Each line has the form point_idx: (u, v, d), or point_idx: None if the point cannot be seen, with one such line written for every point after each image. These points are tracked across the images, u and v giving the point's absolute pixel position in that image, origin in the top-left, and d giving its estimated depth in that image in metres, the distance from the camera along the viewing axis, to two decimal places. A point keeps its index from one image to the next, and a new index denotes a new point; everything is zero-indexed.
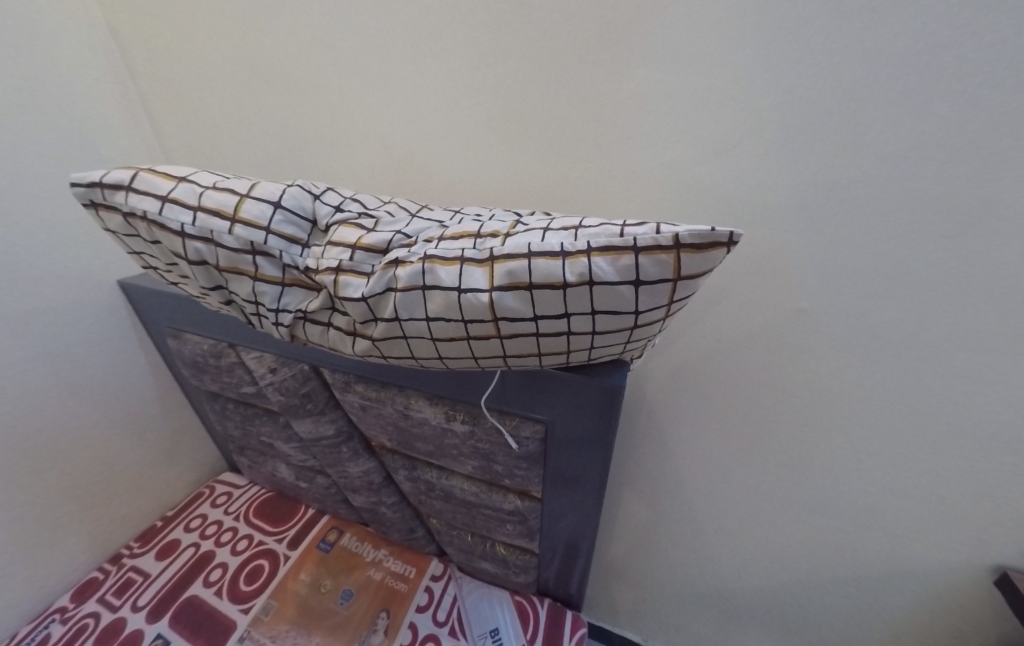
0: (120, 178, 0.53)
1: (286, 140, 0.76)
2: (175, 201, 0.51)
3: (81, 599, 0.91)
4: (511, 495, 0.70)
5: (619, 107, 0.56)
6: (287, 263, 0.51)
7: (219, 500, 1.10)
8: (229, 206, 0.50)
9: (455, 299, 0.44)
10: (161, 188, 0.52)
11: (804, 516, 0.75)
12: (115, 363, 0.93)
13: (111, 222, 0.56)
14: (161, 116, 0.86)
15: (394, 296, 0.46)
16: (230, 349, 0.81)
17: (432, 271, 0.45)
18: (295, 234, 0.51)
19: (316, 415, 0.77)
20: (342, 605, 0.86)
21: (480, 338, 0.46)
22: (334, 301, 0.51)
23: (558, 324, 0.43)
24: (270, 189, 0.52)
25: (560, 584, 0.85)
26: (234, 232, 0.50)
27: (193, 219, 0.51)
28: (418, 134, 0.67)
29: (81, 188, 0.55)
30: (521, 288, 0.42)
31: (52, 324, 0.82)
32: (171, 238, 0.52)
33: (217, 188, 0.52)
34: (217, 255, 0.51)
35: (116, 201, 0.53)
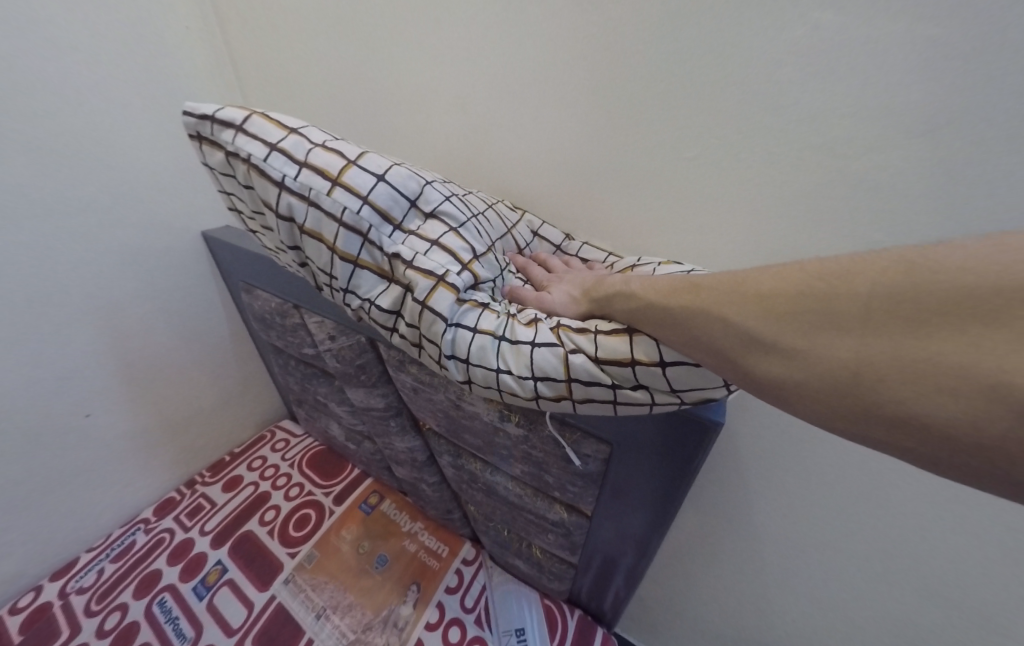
0: (233, 115, 0.50)
1: (364, 99, 0.73)
2: (282, 150, 0.48)
3: (161, 514, 1.02)
4: (557, 506, 0.66)
5: (748, 79, 0.47)
6: (372, 241, 0.47)
7: (278, 445, 1.17)
8: (335, 169, 0.47)
9: (529, 355, 0.44)
10: (272, 134, 0.49)
11: (887, 582, 0.66)
12: (200, 310, 0.99)
13: (213, 159, 0.53)
14: (247, 68, 0.86)
15: (472, 335, 0.45)
16: (295, 310, 0.82)
17: (511, 327, 0.46)
18: (390, 211, 0.48)
19: (369, 387, 0.77)
20: (377, 570, 0.89)
21: (550, 397, 0.44)
22: (410, 304, 0.47)
23: (637, 394, 0.41)
24: (379, 162, 0.49)
25: (592, 598, 0.81)
26: (334, 196, 0.46)
27: (296, 173, 0.47)
28: (503, 98, 0.61)
29: (192, 119, 0.52)
30: (595, 358, 0.41)
31: (149, 267, 0.88)
32: (268, 186, 0.49)
33: (327, 148, 0.49)
34: (308, 215, 0.48)
35: (223, 138, 0.50)
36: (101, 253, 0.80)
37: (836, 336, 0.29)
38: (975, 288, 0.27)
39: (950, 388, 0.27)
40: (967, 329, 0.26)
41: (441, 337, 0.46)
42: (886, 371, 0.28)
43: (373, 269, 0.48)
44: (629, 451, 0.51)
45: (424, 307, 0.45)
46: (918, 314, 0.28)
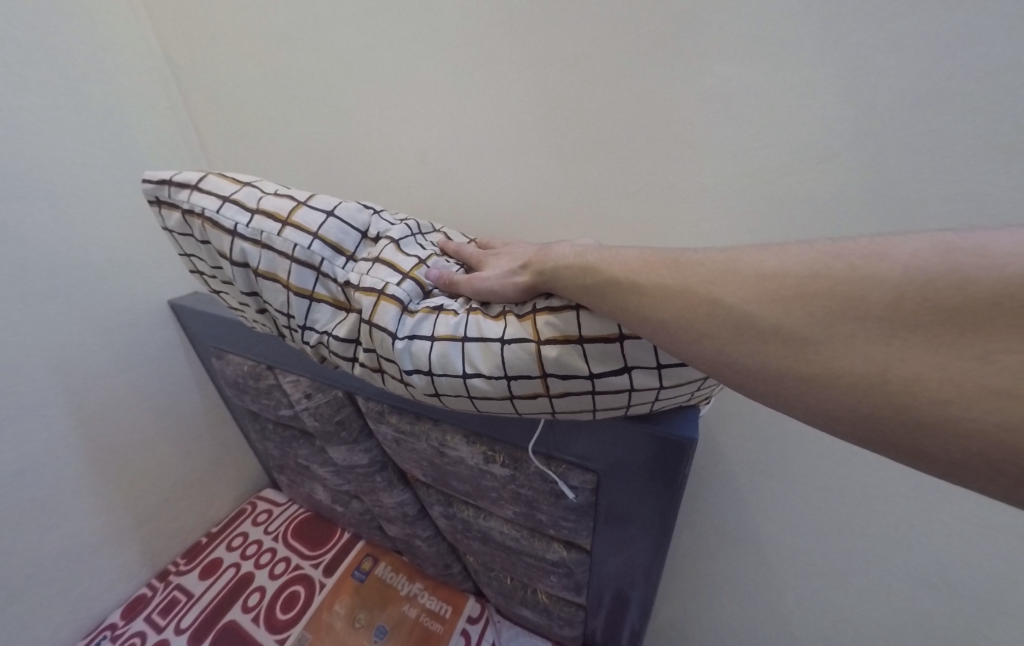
0: (189, 177, 0.51)
1: (325, 160, 0.75)
2: (235, 202, 0.49)
3: (130, 617, 0.93)
4: (556, 545, 0.62)
5: (681, 113, 0.49)
6: (326, 272, 0.47)
7: (259, 518, 1.10)
8: (284, 209, 0.48)
9: (499, 352, 0.41)
10: (225, 189, 0.50)
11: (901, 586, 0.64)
12: (166, 385, 0.95)
13: (169, 220, 0.53)
14: (210, 141, 0.88)
15: (432, 344, 0.43)
16: (269, 371, 0.79)
17: (478, 324, 0.43)
18: (342, 244, 0.48)
19: (349, 443, 0.74)
20: (376, 644, 0.82)
21: (525, 396, 0.42)
22: (363, 329, 0.45)
23: (618, 381, 0.39)
24: (328, 199, 0.50)
25: (609, 639, 0.76)
26: (283, 234, 0.47)
27: (249, 221, 0.48)
28: (455, 152, 0.64)
29: (150, 185, 0.53)
30: (572, 342, 0.39)
31: (110, 348, 0.84)
32: (223, 238, 0.49)
33: (278, 194, 0.49)
34: (261, 258, 0.48)
35: (179, 198, 0.51)
36: (56, 339, 0.76)
37: (836, 322, 0.29)
38: (938, 283, 0.27)
39: (955, 379, 0.26)
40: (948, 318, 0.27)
41: (395, 351, 0.44)
42: (887, 366, 0.28)
43: (327, 300, 0.48)
44: (619, 477, 0.49)
45: (373, 326, 0.44)
46: (891, 290, 0.28)
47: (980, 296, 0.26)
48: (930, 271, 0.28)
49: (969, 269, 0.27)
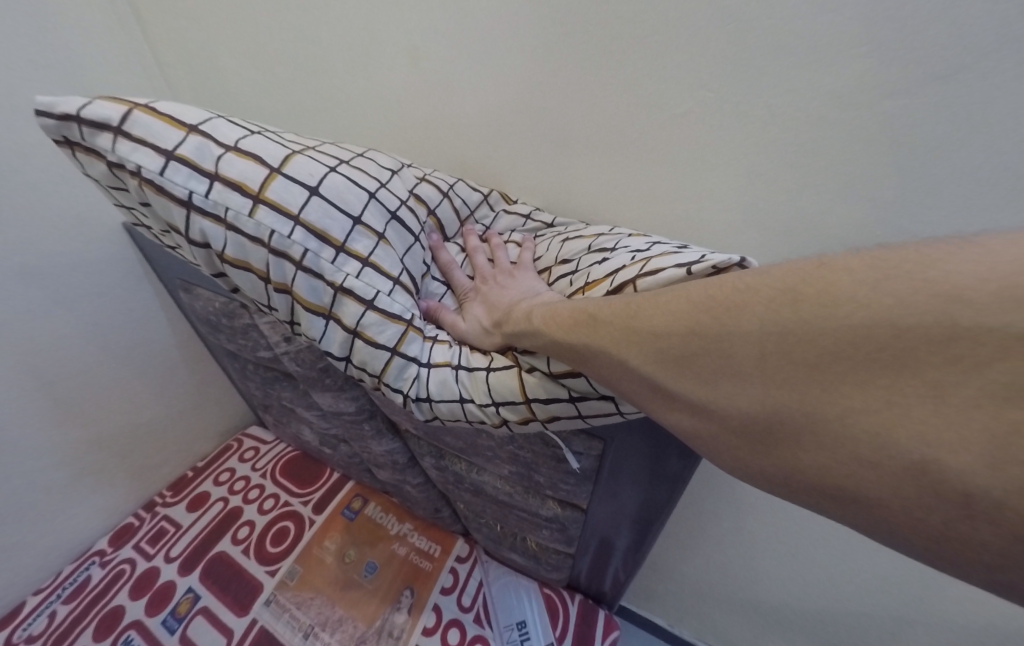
0: (107, 113, 0.39)
1: (296, 55, 0.62)
2: (182, 159, 0.39)
3: (118, 544, 0.93)
4: (551, 503, 0.61)
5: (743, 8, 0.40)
6: (311, 269, 0.41)
7: (246, 455, 1.08)
8: (253, 180, 0.39)
9: (485, 379, 0.42)
10: (166, 138, 0.39)
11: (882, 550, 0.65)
12: (133, 316, 0.87)
13: (95, 171, 0.42)
14: (156, 24, 0.73)
15: (428, 373, 0.43)
16: (244, 311, 0.72)
17: (466, 354, 0.44)
18: (328, 232, 0.41)
19: (335, 391, 0.69)
20: (365, 579, 0.84)
21: (517, 421, 0.42)
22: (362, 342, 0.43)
23: (603, 403, 0.38)
24: (308, 169, 0.42)
25: (592, 581, 0.78)
26: (255, 216, 0.39)
27: (207, 189, 0.39)
28: (459, 50, 0.53)
29: (51, 120, 0.40)
30: (548, 371, 0.39)
31: (62, 273, 0.75)
32: (172, 208, 0.40)
33: (239, 152, 0.40)
34: (228, 242, 0.41)
35: (101, 144, 0.40)
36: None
37: (718, 384, 0.28)
38: None
39: None
40: (807, 365, 0.24)
41: (410, 378, 0.43)
42: (764, 419, 0.26)
43: (316, 310, 0.43)
44: (630, 442, 0.45)
45: (396, 354, 0.43)
46: (753, 344, 0.26)
47: (835, 337, 0.23)
48: (790, 308, 0.25)
49: (819, 307, 0.24)
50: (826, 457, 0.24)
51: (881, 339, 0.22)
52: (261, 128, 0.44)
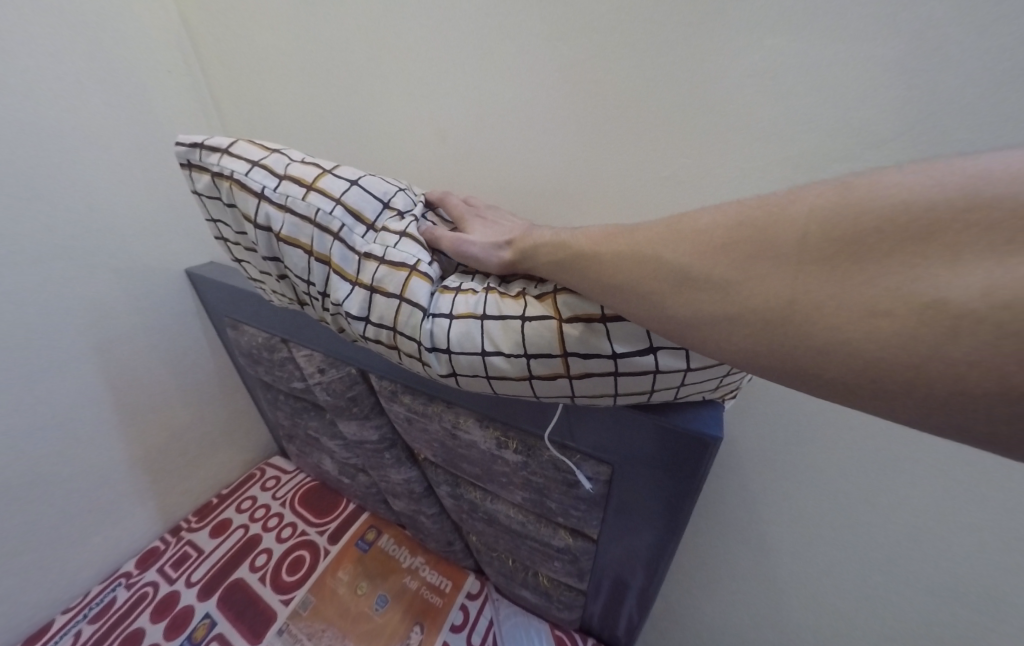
0: (219, 141, 0.52)
1: (342, 133, 0.74)
2: (263, 166, 0.49)
3: (144, 567, 0.97)
4: (561, 532, 0.64)
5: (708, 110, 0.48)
6: (343, 238, 0.47)
7: (268, 484, 1.13)
8: (310, 176, 0.49)
9: (519, 329, 0.42)
10: (254, 154, 0.50)
11: (885, 590, 0.67)
12: (183, 350, 0.97)
13: (199, 183, 0.53)
14: (228, 108, 0.87)
15: (451, 324, 0.44)
16: (283, 344, 0.80)
17: (495, 304, 0.45)
18: (361, 210, 0.48)
19: (360, 419, 0.75)
20: (377, 611, 0.85)
21: (543, 376, 0.43)
22: (384, 301, 0.46)
23: (640, 360, 0.39)
24: (353, 172, 0.51)
25: (604, 624, 0.78)
26: (307, 199, 0.47)
27: (276, 185, 0.49)
28: (480, 129, 0.62)
29: (182, 148, 0.53)
30: (593, 321, 0.40)
31: (130, 312, 0.86)
32: (248, 201, 0.49)
33: (305, 161, 0.50)
34: (285, 223, 0.48)
35: (209, 161, 0.51)
36: (79, 300, 0.77)
37: (752, 266, 0.30)
38: None
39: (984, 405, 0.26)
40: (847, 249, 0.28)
41: (420, 329, 0.45)
42: (800, 295, 0.29)
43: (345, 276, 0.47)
44: (634, 470, 0.50)
45: (404, 301, 0.45)
46: (799, 228, 0.29)
47: (873, 222, 0.27)
48: (833, 209, 0.29)
49: (872, 200, 0.28)
50: (868, 331, 0.27)
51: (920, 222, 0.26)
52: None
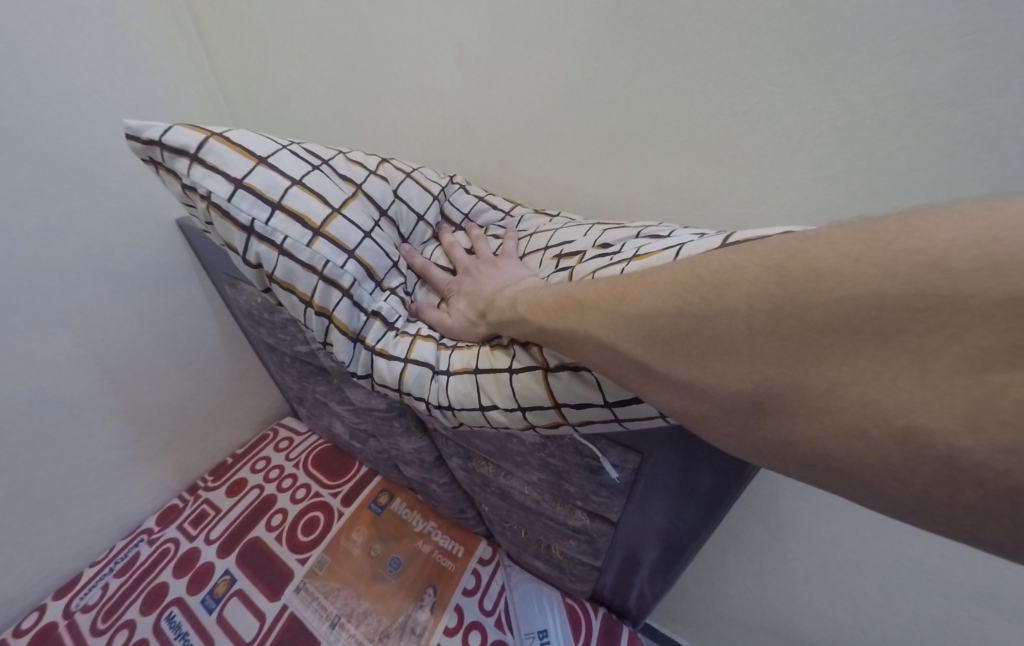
0: (187, 141, 0.43)
1: (343, 56, 0.65)
2: (250, 189, 0.43)
3: (164, 523, 0.99)
4: (579, 513, 0.59)
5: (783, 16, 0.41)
6: (354, 296, 0.46)
7: (281, 445, 1.12)
8: (315, 216, 0.45)
9: (508, 383, 0.40)
10: (237, 167, 0.43)
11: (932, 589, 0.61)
12: (184, 309, 0.92)
13: (172, 188, 0.46)
14: (211, 30, 0.76)
15: (450, 381, 0.44)
16: (283, 307, 0.74)
17: (485, 354, 0.42)
18: (374, 267, 0.48)
19: (367, 387, 0.70)
20: (390, 574, 0.85)
21: (546, 425, 0.40)
22: (389, 358, 0.46)
23: (643, 407, 0.34)
24: (361, 212, 0.48)
25: (616, 596, 0.76)
26: (313, 246, 0.44)
27: (268, 216, 0.43)
28: (505, 52, 0.55)
29: (141, 142, 0.45)
30: (579, 370, 0.36)
31: (123, 267, 0.80)
32: (233, 231, 0.44)
33: (304, 188, 0.45)
34: (281, 266, 0.44)
35: (178, 167, 0.44)
36: (66, 254, 0.72)
37: (707, 364, 0.27)
38: None
39: None
40: (789, 350, 0.24)
41: (426, 388, 0.44)
42: (756, 398, 0.26)
43: (348, 333, 0.47)
44: (668, 458, 0.43)
45: (410, 362, 0.46)
46: (740, 325, 0.26)
47: (820, 314, 0.23)
48: (779, 280, 0.25)
49: (804, 280, 0.24)
50: (827, 432, 0.24)
51: (862, 311, 0.22)
52: (322, 161, 0.48)
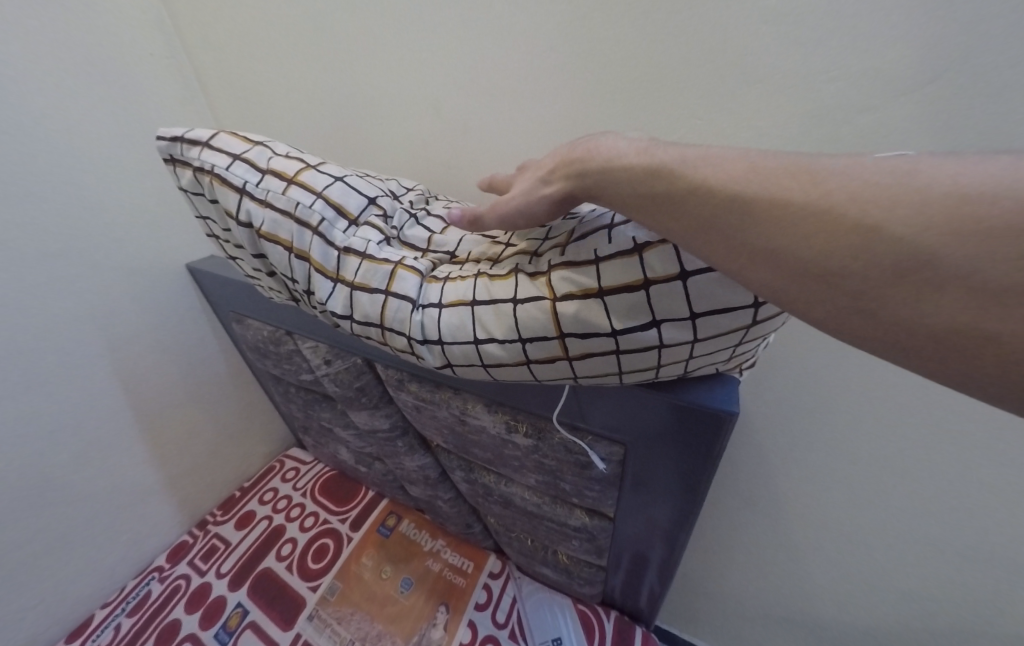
0: (200, 134, 0.50)
1: (333, 111, 0.71)
2: (243, 158, 0.47)
3: (175, 560, 1.00)
4: (578, 512, 0.62)
5: (720, 66, 0.45)
6: (323, 233, 0.45)
7: (288, 475, 1.14)
8: (291, 169, 0.47)
9: (510, 314, 0.40)
10: (235, 146, 0.48)
11: (917, 564, 0.64)
12: (191, 349, 0.97)
13: (182, 178, 0.51)
14: (217, 96, 0.84)
15: (440, 314, 0.42)
16: (288, 337, 0.78)
17: (485, 287, 0.42)
18: (344, 205, 0.47)
19: (370, 408, 0.73)
20: (402, 594, 0.86)
21: (542, 360, 0.40)
22: (364, 294, 0.44)
23: (644, 335, 0.36)
24: (337, 168, 0.50)
25: (627, 598, 0.78)
26: (288, 193, 0.46)
27: (258, 180, 0.47)
28: (476, 102, 0.59)
29: (164, 142, 0.51)
30: (592, 294, 0.36)
31: (134, 315, 0.85)
32: (229, 196, 0.48)
33: (287, 154, 0.48)
34: (264, 218, 0.46)
35: (190, 155, 0.49)
36: (80, 307, 0.76)
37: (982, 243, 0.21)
38: None
39: None
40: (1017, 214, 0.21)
41: (410, 322, 0.43)
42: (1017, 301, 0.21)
43: (327, 274, 0.46)
44: (649, 449, 0.48)
45: (390, 295, 0.44)
46: None
47: None
48: None
49: None
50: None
51: None
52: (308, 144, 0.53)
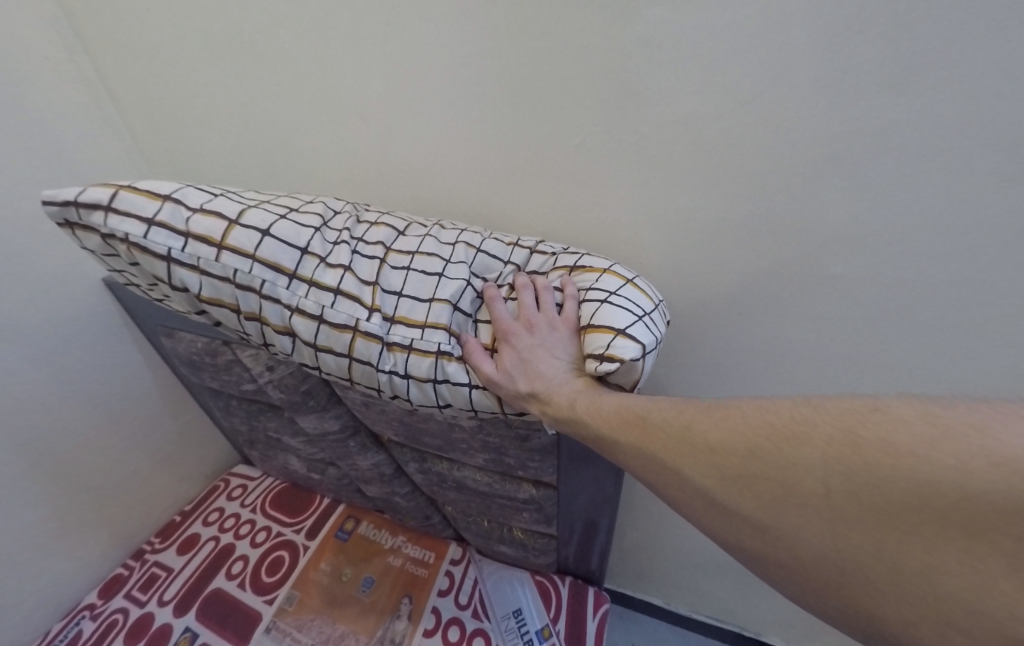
0: (98, 196, 0.46)
1: (262, 119, 0.71)
2: (161, 224, 0.46)
3: (108, 596, 0.93)
4: (526, 485, 0.68)
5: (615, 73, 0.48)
6: (268, 294, 0.48)
7: (235, 493, 1.10)
8: (217, 232, 0.47)
9: (466, 393, 0.49)
10: (145, 207, 0.46)
11: None
12: (114, 371, 0.91)
13: (89, 243, 0.49)
14: (129, 103, 0.80)
15: (408, 382, 0.49)
16: (226, 348, 0.77)
17: (442, 366, 0.48)
18: (280, 262, 0.47)
19: (319, 411, 0.74)
20: (364, 593, 0.87)
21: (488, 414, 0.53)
22: (338, 357, 0.50)
23: None
24: (261, 215, 0.48)
25: (579, 563, 0.85)
26: (221, 259, 0.46)
27: (183, 245, 0.46)
28: (403, 108, 0.61)
29: (53, 207, 0.47)
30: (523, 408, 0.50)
31: (43, 336, 0.79)
32: (156, 263, 0.47)
33: (205, 211, 0.47)
34: (202, 283, 0.48)
35: (93, 221, 0.46)
36: None
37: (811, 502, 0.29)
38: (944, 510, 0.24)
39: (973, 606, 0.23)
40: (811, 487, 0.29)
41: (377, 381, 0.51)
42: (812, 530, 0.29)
43: (282, 330, 0.50)
44: None
45: (353, 359, 0.50)
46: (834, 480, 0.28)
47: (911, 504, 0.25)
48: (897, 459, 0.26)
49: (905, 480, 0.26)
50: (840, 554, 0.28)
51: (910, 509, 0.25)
52: (223, 190, 0.51)
